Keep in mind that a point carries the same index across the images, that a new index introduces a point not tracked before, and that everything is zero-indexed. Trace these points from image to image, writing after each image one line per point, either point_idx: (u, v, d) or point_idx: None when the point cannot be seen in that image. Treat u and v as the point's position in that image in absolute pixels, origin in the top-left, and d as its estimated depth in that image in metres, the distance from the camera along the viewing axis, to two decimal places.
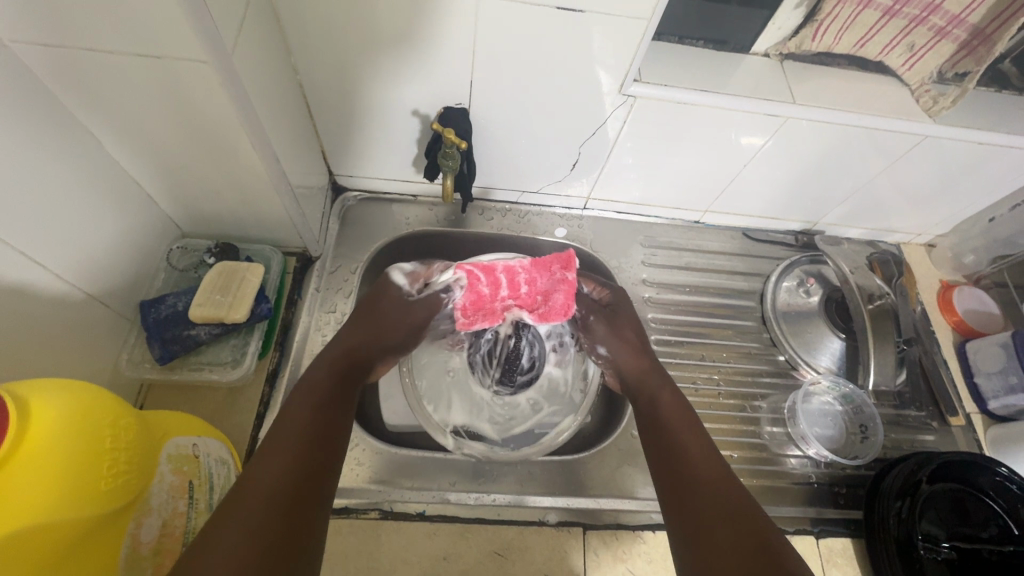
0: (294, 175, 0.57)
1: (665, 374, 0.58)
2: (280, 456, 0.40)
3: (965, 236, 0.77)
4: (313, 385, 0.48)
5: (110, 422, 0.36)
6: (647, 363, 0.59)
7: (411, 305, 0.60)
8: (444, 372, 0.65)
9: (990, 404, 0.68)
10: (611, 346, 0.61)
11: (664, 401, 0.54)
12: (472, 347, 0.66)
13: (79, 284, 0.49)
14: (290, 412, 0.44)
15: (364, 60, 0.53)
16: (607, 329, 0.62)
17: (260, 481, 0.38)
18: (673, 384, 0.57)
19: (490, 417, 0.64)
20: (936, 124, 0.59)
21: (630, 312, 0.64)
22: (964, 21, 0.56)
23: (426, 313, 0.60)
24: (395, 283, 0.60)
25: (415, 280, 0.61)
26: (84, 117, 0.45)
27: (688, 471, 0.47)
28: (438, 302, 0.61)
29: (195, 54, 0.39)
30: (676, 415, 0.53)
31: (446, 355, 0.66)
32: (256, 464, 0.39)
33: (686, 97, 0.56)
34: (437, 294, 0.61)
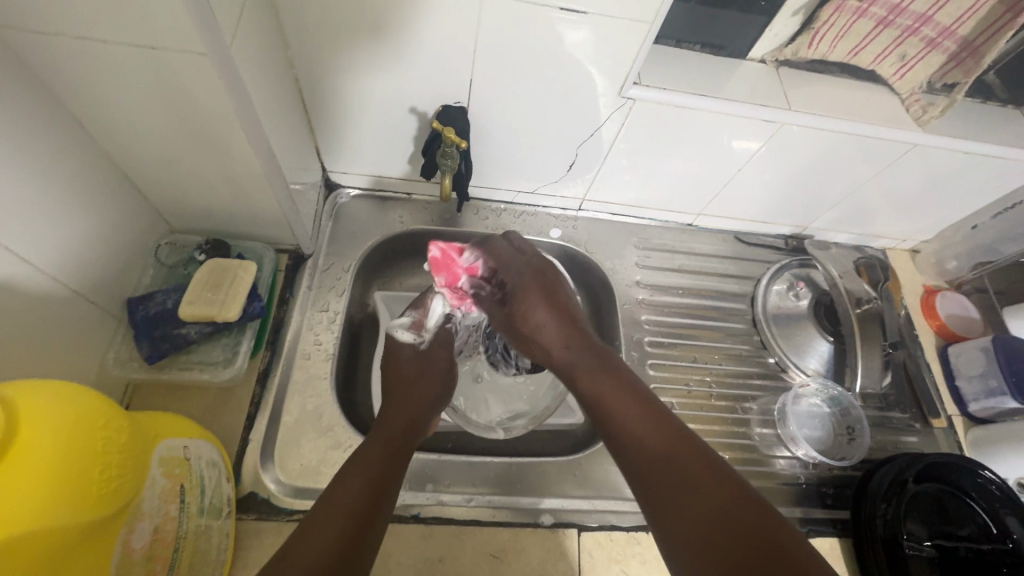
0: (289, 171, 0.56)
1: (596, 345, 0.53)
2: (333, 517, 0.40)
3: (948, 242, 0.79)
4: (364, 450, 0.46)
5: (102, 424, 0.35)
6: (576, 333, 0.54)
7: (431, 361, 0.59)
8: (475, 380, 0.65)
9: (970, 406, 0.70)
10: (530, 344, 0.56)
11: (589, 379, 0.50)
12: (487, 348, 0.66)
13: (65, 281, 0.47)
14: (340, 476, 0.44)
15: (363, 56, 0.52)
16: (512, 329, 0.57)
17: (302, 541, 0.38)
18: (601, 354, 0.52)
19: (523, 397, 0.63)
20: (925, 133, 0.60)
21: (534, 261, 0.58)
22: (954, 33, 0.57)
23: (444, 364, 0.60)
24: (403, 343, 0.60)
25: (419, 327, 0.61)
26: (72, 108, 0.44)
27: (642, 456, 0.44)
28: (448, 339, 0.62)
29: (193, 47, 0.38)
30: (613, 386, 0.48)
31: (470, 361, 0.65)
32: (306, 528, 0.39)
33: (684, 101, 0.56)
34: (443, 328, 0.62)
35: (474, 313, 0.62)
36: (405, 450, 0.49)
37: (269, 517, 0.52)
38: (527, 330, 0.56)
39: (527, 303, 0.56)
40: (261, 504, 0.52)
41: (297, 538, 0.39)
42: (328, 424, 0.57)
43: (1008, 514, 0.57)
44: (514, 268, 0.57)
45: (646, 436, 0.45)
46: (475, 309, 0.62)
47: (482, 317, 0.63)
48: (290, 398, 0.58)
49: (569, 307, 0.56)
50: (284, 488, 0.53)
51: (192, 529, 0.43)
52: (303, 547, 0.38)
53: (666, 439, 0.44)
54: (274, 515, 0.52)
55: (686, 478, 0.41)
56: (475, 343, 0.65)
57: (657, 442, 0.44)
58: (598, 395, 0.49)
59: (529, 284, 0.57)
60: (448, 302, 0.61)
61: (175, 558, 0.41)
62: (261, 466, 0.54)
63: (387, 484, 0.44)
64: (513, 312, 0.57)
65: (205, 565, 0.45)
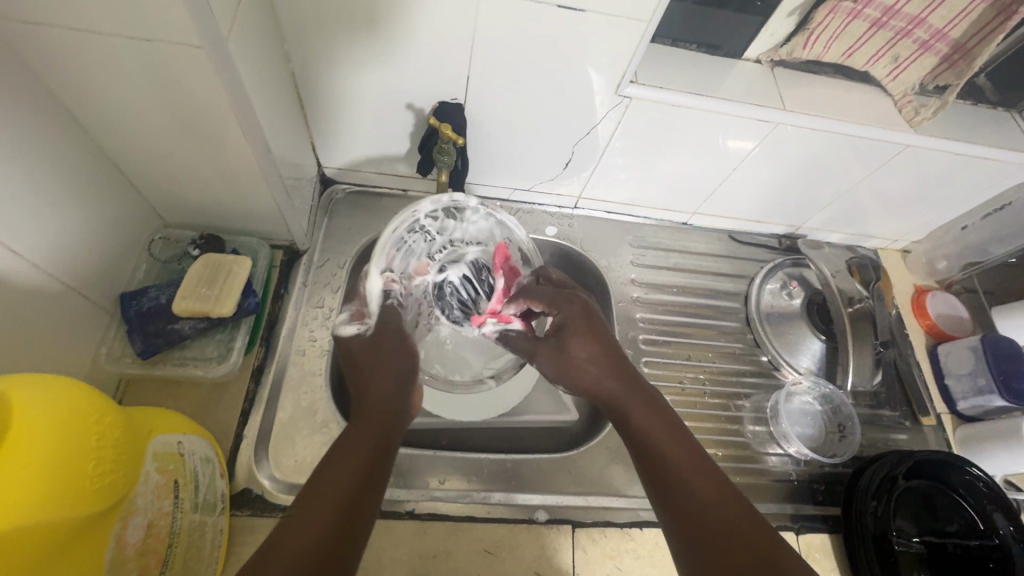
0: (284, 165, 0.56)
1: (646, 385, 0.51)
2: (313, 515, 0.39)
3: (938, 243, 0.81)
4: (344, 440, 0.45)
5: (95, 419, 0.35)
6: (620, 382, 0.51)
7: (381, 342, 0.55)
8: (442, 344, 0.64)
9: (959, 405, 0.71)
10: (568, 378, 0.53)
11: (639, 417, 0.49)
12: (442, 307, 0.65)
13: (58, 275, 0.47)
14: (322, 468, 0.42)
15: (359, 50, 0.52)
16: (553, 364, 0.54)
17: (286, 542, 0.37)
18: (654, 398, 0.50)
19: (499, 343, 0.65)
20: (918, 134, 0.61)
21: (580, 299, 0.55)
22: (946, 35, 0.58)
23: (395, 337, 0.56)
24: (349, 336, 0.56)
25: (361, 316, 0.58)
26: (65, 100, 0.43)
27: (700, 510, 0.43)
28: (395, 313, 0.58)
29: (188, 39, 0.38)
30: (667, 435, 0.47)
31: (431, 330, 0.64)
32: (287, 526, 0.38)
33: (681, 100, 0.56)
34: (385, 304, 0.59)
35: (416, 279, 0.63)
36: (390, 436, 0.47)
37: (263, 513, 0.52)
38: (571, 371, 0.53)
39: (573, 339, 0.52)
40: (255, 500, 0.52)
41: (278, 536, 0.37)
42: (323, 420, 0.57)
43: (995, 511, 0.58)
44: (564, 299, 0.55)
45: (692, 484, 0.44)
46: (415, 275, 0.63)
47: (425, 280, 0.64)
48: (284, 394, 0.58)
49: (610, 344, 0.53)
50: (278, 484, 0.53)
51: (186, 525, 0.43)
52: (282, 548, 0.36)
53: (728, 502, 0.43)
54: (268, 511, 0.52)
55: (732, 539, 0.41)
56: (430, 308, 0.64)
57: (720, 505, 0.42)
58: (648, 436, 0.48)
59: (574, 321, 0.53)
60: (383, 276, 0.59)
61: (169, 554, 0.41)
62: (256, 462, 0.54)
63: (372, 479, 0.43)
64: (563, 344, 0.53)
65: (199, 561, 0.45)
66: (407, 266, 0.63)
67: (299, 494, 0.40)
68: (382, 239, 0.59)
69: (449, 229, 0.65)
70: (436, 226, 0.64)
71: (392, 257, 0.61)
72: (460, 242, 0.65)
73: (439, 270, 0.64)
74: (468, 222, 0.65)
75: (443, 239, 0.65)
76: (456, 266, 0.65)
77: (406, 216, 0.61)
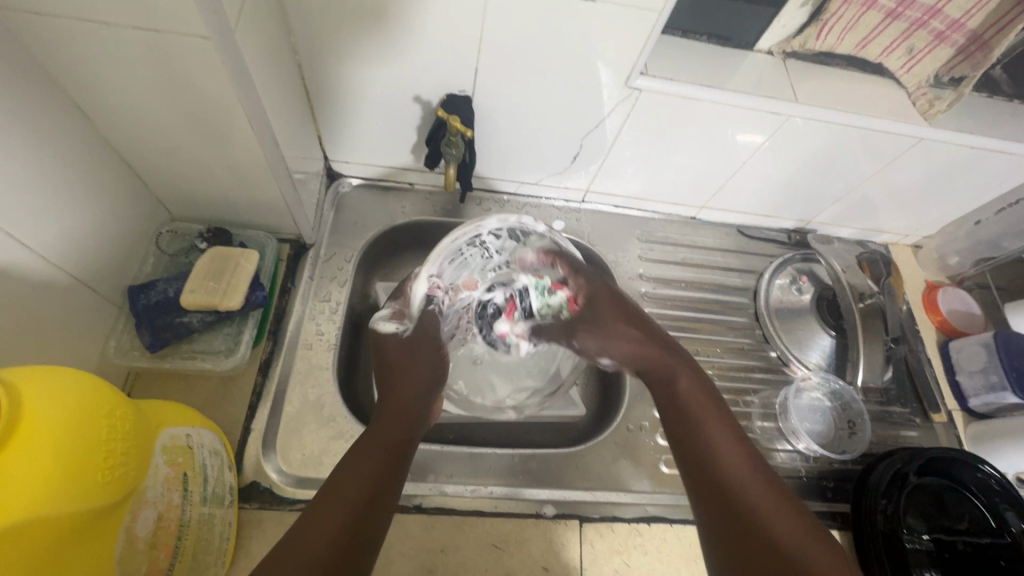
0: (292, 159, 0.56)
1: (684, 354, 0.56)
2: (332, 508, 0.40)
3: (950, 238, 0.80)
4: (366, 441, 0.46)
5: (105, 412, 0.35)
6: (656, 348, 0.56)
7: (417, 346, 0.58)
8: (472, 362, 0.64)
9: (970, 402, 0.70)
10: (610, 347, 0.58)
11: (685, 384, 0.54)
12: (480, 328, 0.64)
13: (66, 268, 0.47)
14: (343, 465, 0.43)
15: (366, 42, 0.51)
16: (595, 337, 0.59)
17: (304, 539, 0.38)
18: (695, 364, 0.56)
19: (532, 374, 0.64)
20: (931, 127, 0.60)
21: (609, 284, 0.62)
22: (963, 26, 0.57)
23: (430, 342, 0.59)
24: (387, 333, 0.58)
25: (400, 315, 0.59)
26: (72, 92, 0.43)
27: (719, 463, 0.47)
28: (434, 319, 0.61)
29: (196, 30, 0.37)
30: (701, 398, 0.52)
31: (465, 346, 0.63)
32: (304, 521, 0.39)
33: (691, 92, 0.56)
34: (427, 309, 0.60)
35: (462, 292, 0.63)
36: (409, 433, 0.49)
37: (271, 506, 0.52)
38: (603, 334, 0.58)
39: (600, 307, 0.60)
40: (262, 493, 0.52)
41: (296, 530, 0.38)
42: (330, 414, 0.57)
43: (1007, 508, 0.57)
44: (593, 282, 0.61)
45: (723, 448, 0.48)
46: (462, 289, 0.63)
47: (471, 296, 0.63)
48: (292, 388, 0.58)
49: (640, 317, 0.60)
50: (286, 478, 0.53)
51: (195, 518, 0.43)
52: (302, 539, 0.38)
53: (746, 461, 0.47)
54: (276, 505, 0.52)
55: (753, 498, 0.45)
56: (467, 325, 0.63)
57: (736, 459, 0.47)
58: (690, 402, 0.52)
59: (601, 297, 0.61)
60: (430, 282, 0.60)
61: (178, 546, 0.41)
62: (264, 456, 0.54)
63: (389, 474, 0.44)
64: (598, 316, 0.60)
65: (207, 554, 0.45)
66: (456, 278, 0.62)
67: (319, 489, 0.42)
68: (439, 248, 0.59)
69: (512, 248, 0.63)
70: (496, 244, 0.62)
71: (444, 266, 0.61)
72: (514, 262, 0.63)
73: (485, 288, 0.63)
74: (532, 246, 0.63)
75: (502, 258, 0.63)
76: (504, 289, 0.63)
77: (470, 228, 0.59)
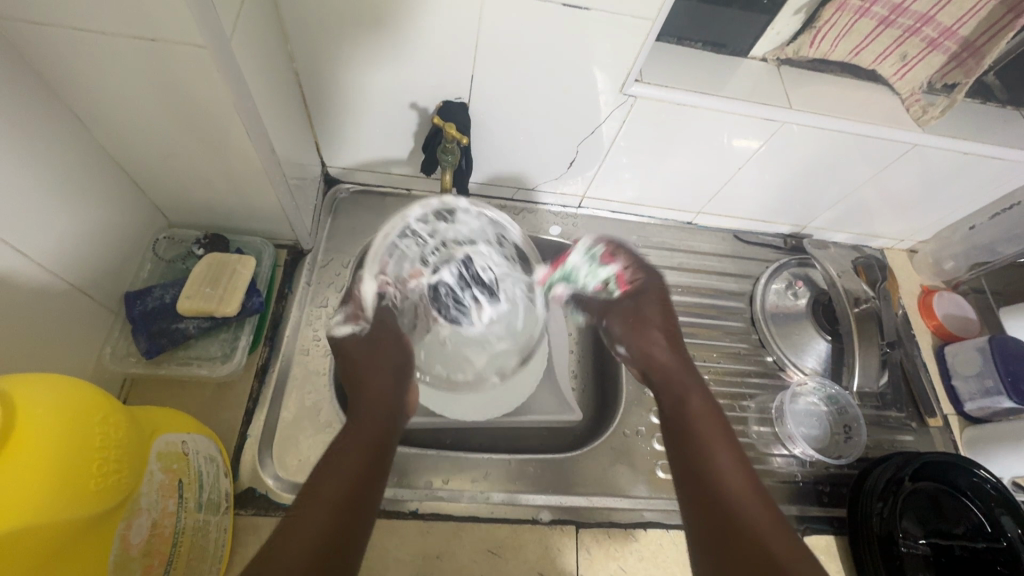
0: (288, 165, 0.56)
1: (694, 371, 0.56)
2: (311, 517, 0.39)
3: (945, 243, 0.80)
4: (337, 447, 0.45)
5: (99, 419, 0.35)
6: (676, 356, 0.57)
7: (378, 341, 0.55)
8: (442, 344, 0.62)
9: (966, 406, 0.71)
10: (636, 342, 0.59)
11: (694, 398, 0.53)
12: (439, 310, 0.62)
13: (63, 274, 0.47)
14: (315, 476, 0.42)
15: (363, 50, 0.52)
16: (625, 326, 0.61)
17: (281, 547, 0.37)
18: (701, 382, 0.55)
19: (500, 337, 0.63)
20: (925, 133, 0.60)
21: (656, 282, 0.64)
22: (955, 34, 0.57)
23: (392, 335, 0.56)
24: (345, 336, 0.56)
25: (354, 316, 0.57)
26: (69, 99, 0.43)
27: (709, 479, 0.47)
28: (390, 312, 0.58)
29: (192, 39, 0.38)
30: (703, 411, 0.52)
31: (432, 331, 0.62)
32: (281, 531, 0.39)
33: (686, 98, 0.56)
34: (381, 306, 0.58)
35: (410, 282, 0.62)
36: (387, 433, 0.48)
37: (267, 512, 0.52)
38: (631, 331, 0.60)
39: (639, 304, 0.62)
40: (258, 499, 0.52)
41: (277, 540, 0.38)
42: (327, 420, 0.57)
43: (1003, 513, 0.57)
44: (646, 277, 0.64)
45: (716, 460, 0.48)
46: (409, 279, 0.62)
47: (419, 283, 0.62)
48: (288, 394, 0.58)
49: (671, 324, 0.60)
50: (282, 484, 0.53)
51: (190, 525, 0.43)
52: (280, 548, 0.37)
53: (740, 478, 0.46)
54: (272, 511, 0.52)
55: (742, 513, 0.44)
56: (426, 311, 0.62)
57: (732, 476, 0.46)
58: (695, 414, 0.52)
59: (647, 293, 0.62)
60: (376, 280, 0.59)
61: (173, 553, 0.41)
62: (259, 462, 0.54)
63: (370, 476, 0.44)
64: (635, 309, 0.61)
65: (203, 561, 0.45)
66: (401, 271, 0.61)
67: (298, 495, 0.41)
68: (376, 244, 0.60)
69: (441, 231, 0.63)
70: (426, 229, 0.62)
71: (384, 263, 0.61)
72: (453, 244, 0.63)
73: (432, 272, 0.62)
74: (461, 223, 0.63)
75: (436, 241, 0.63)
76: (451, 268, 0.62)
77: (397, 220, 0.60)
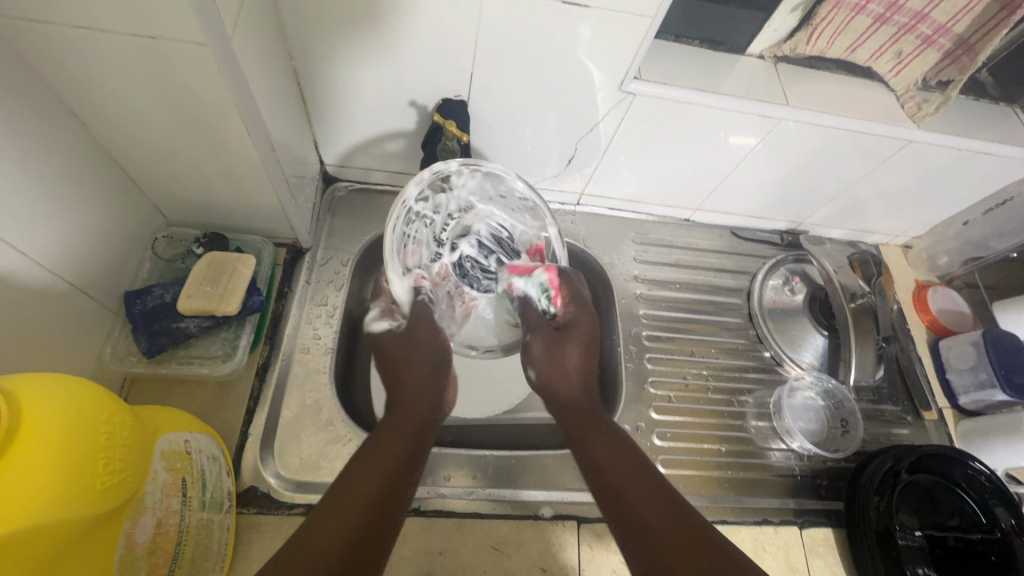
0: (288, 163, 0.56)
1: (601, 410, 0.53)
2: (346, 509, 0.39)
3: (939, 238, 0.81)
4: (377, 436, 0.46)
5: (105, 418, 0.35)
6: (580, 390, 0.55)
7: (414, 336, 0.56)
8: (489, 320, 0.64)
9: (960, 399, 0.71)
10: (547, 368, 0.56)
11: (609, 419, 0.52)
12: (470, 284, 0.64)
13: (63, 274, 0.47)
14: (355, 463, 0.43)
15: (361, 47, 0.52)
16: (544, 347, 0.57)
17: (316, 537, 0.37)
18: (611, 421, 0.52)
19: None
20: (916, 130, 0.61)
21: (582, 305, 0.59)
22: (949, 31, 0.57)
23: (430, 328, 0.57)
24: (382, 332, 0.57)
25: (391, 312, 0.59)
26: (68, 98, 0.43)
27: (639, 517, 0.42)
28: (427, 307, 0.58)
29: (194, 37, 0.38)
30: (615, 450, 0.48)
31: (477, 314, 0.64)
32: (314, 521, 0.38)
33: (683, 95, 0.56)
34: (417, 300, 0.58)
35: (436, 266, 0.63)
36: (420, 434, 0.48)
37: (270, 511, 0.52)
38: (552, 359, 0.56)
39: (563, 343, 0.57)
40: (261, 498, 0.52)
41: (306, 531, 0.37)
42: (328, 418, 0.57)
43: (997, 504, 0.58)
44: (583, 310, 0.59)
45: (628, 478, 0.45)
46: (434, 265, 0.62)
47: (445, 265, 0.63)
48: (289, 393, 0.58)
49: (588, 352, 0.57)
50: (285, 482, 0.53)
51: (194, 524, 0.43)
52: (317, 537, 0.37)
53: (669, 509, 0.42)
54: (275, 509, 0.52)
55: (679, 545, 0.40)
56: (461, 292, 0.63)
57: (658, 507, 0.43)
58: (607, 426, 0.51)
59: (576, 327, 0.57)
60: (408, 277, 0.58)
61: (177, 552, 0.41)
62: (262, 461, 0.54)
63: (404, 475, 0.44)
64: (561, 340, 0.57)
65: (206, 559, 0.45)
66: (424, 258, 0.62)
67: (331, 489, 0.41)
68: (390, 243, 0.56)
69: (443, 203, 0.62)
70: (430, 207, 0.61)
71: (405, 256, 0.59)
72: (459, 212, 0.63)
73: (451, 249, 0.64)
74: (460, 188, 0.61)
75: (442, 214, 0.63)
76: (467, 240, 0.64)
77: (400, 210, 0.56)
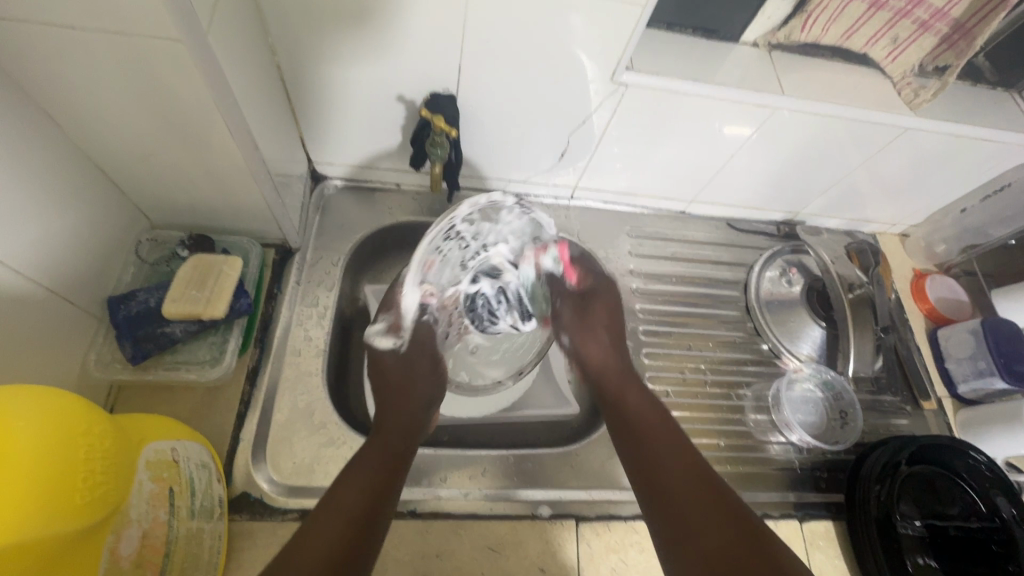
0: (272, 161, 0.54)
1: (631, 369, 0.60)
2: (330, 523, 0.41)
3: (937, 226, 0.80)
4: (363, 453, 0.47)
5: (83, 431, 0.34)
6: (617, 355, 0.61)
7: (413, 360, 0.58)
8: (469, 352, 0.65)
9: (959, 388, 0.71)
10: (579, 337, 0.62)
11: (633, 398, 0.55)
12: (470, 318, 0.64)
13: (42, 281, 0.45)
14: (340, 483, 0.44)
15: (345, 42, 0.50)
16: (577, 321, 0.63)
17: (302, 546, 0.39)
18: (640, 383, 0.58)
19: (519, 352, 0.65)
20: (916, 117, 0.60)
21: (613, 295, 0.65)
22: (947, 15, 0.55)
23: (429, 358, 0.59)
24: (386, 351, 0.59)
25: (395, 330, 0.60)
26: (39, 99, 0.42)
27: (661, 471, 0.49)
28: (428, 330, 0.60)
29: (167, 33, 0.36)
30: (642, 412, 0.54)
31: (461, 341, 0.65)
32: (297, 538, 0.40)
33: (674, 85, 0.55)
34: (420, 320, 0.60)
35: (450, 290, 0.61)
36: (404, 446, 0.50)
37: (262, 517, 0.51)
38: (584, 327, 0.62)
39: (594, 314, 0.64)
40: (254, 504, 0.51)
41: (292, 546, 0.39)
42: (320, 421, 0.56)
43: (998, 494, 0.58)
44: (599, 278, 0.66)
45: (666, 451, 0.50)
46: (449, 287, 0.61)
47: (458, 292, 0.62)
48: (281, 397, 0.57)
49: (619, 332, 0.63)
50: (277, 487, 0.52)
51: (183, 534, 0.42)
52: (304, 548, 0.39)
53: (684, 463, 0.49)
54: (267, 515, 0.51)
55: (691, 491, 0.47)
56: (460, 321, 0.63)
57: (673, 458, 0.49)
58: (637, 414, 0.54)
59: (599, 294, 0.65)
60: (420, 291, 0.58)
61: (166, 563, 0.40)
62: (253, 466, 0.53)
63: (388, 482, 0.46)
64: (586, 308, 0.64)
65: (197, 570, 0.44)
66: (442, 279, 0.60)
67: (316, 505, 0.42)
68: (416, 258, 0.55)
69: (484, 232, 0.58)
70: (471, 230, 0.58)
71: (428, 269, 0.58)
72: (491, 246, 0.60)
73: (471, 280, 0.61)
74: (504, 225, 0.58)
75: (476, 243, 0.59)
76: (490, 279, 0.62)
77: (444, 222, 0.54)
